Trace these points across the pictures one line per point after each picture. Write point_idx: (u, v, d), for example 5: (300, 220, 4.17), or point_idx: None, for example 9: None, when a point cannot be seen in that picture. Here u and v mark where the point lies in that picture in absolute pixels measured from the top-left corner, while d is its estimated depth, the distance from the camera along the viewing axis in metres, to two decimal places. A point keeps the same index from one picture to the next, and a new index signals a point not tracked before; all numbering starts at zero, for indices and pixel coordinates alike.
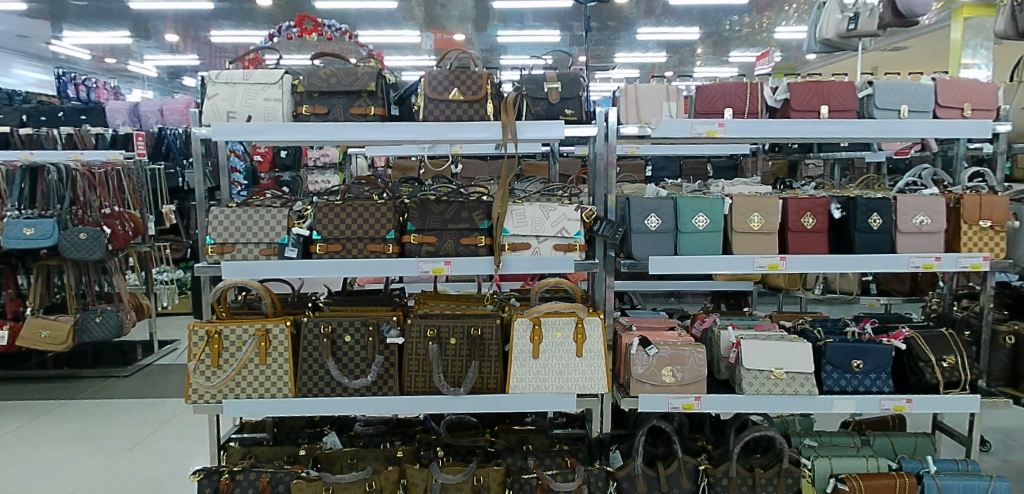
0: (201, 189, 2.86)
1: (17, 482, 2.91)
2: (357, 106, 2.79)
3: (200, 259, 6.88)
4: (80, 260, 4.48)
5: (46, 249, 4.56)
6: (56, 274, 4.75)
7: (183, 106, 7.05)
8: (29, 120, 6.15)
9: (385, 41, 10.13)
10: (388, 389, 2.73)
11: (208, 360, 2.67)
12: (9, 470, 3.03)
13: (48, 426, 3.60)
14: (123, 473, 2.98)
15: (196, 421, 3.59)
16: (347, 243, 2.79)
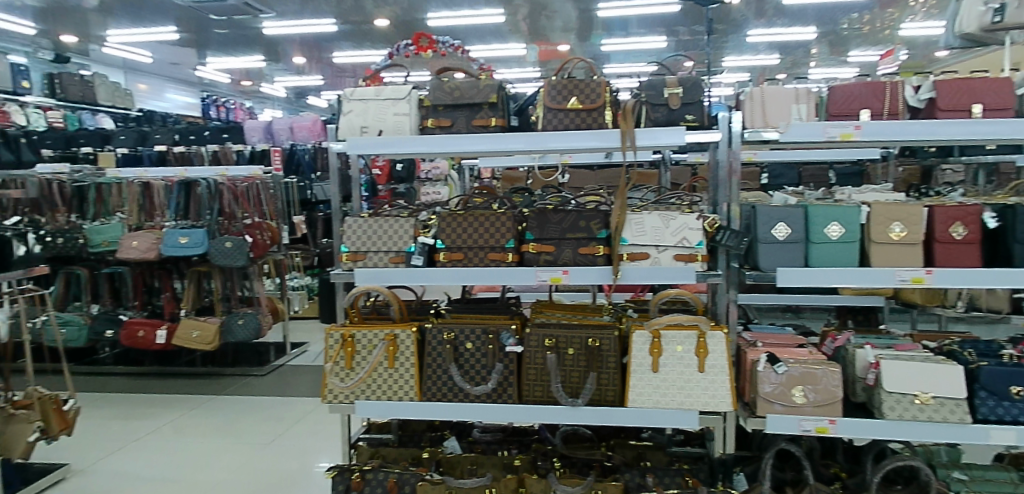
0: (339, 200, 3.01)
1: (171, 469, 3.13)
2: (478, 118, 2.86)
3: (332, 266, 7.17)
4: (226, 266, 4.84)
5: (198, 257, 4.97)
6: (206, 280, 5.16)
7: (311, 124, 7.27)
8: (181, 139, 6.84)
9: (490, 55, 10.38)
10: (508, 397, 2.74)
11: (342, 362, 2.79)
12: (166, 458, 3.28)
13: (198, 419, 3.91)
14: (263, 466, 3.15)
15: (328, 420, 3.75)
16: (469, 252, 2.85)
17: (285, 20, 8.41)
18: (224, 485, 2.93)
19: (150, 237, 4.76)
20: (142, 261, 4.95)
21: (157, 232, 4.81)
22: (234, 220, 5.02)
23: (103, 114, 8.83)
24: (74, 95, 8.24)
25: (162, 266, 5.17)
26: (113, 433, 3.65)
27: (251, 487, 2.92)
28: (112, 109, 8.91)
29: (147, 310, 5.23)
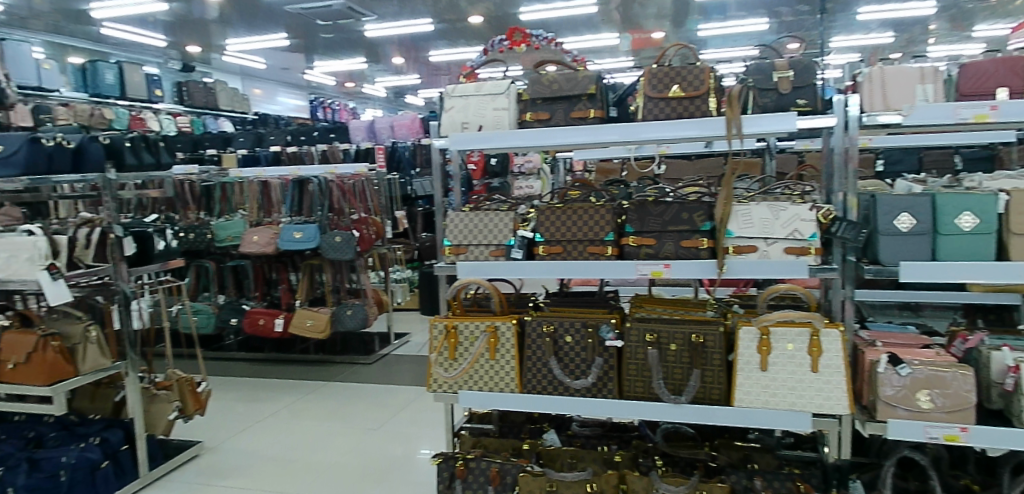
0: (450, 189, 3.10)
1: (289, 447, 3.34)
2: (576, 110, 2.82)
3: (431, 260, 7.33)
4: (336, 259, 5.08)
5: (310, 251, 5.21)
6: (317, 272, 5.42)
7: (409, 122, 7.56)
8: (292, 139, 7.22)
9: (581, 47, 10.29)
10: (608, 392, 2.71)
11: (446, 353, 2.87)
12: (285, 436, 3.50)
13: (311, 402, 4.14)
14: (371, 449, 3.29)
15: (429, 407, 3.86)
16: (568, 245, 2.83)
17: (384, 22, 8.64)
18: (336, 465, 3.08)
19: (268, 232, 5.09)
20: (262, 255, 5.22)
21: (274, 229, 5.13)
22: (343, 215, 5.22)
23: (223, 121, 9.42)
24: (199, 101, 9.08)
25: (280, 259, 5.48)
26: (237, 413, 3.92)
27: (360, 468, 3.05)
28: (231, 114, 9.59)
29: (267, 301, 5.58)
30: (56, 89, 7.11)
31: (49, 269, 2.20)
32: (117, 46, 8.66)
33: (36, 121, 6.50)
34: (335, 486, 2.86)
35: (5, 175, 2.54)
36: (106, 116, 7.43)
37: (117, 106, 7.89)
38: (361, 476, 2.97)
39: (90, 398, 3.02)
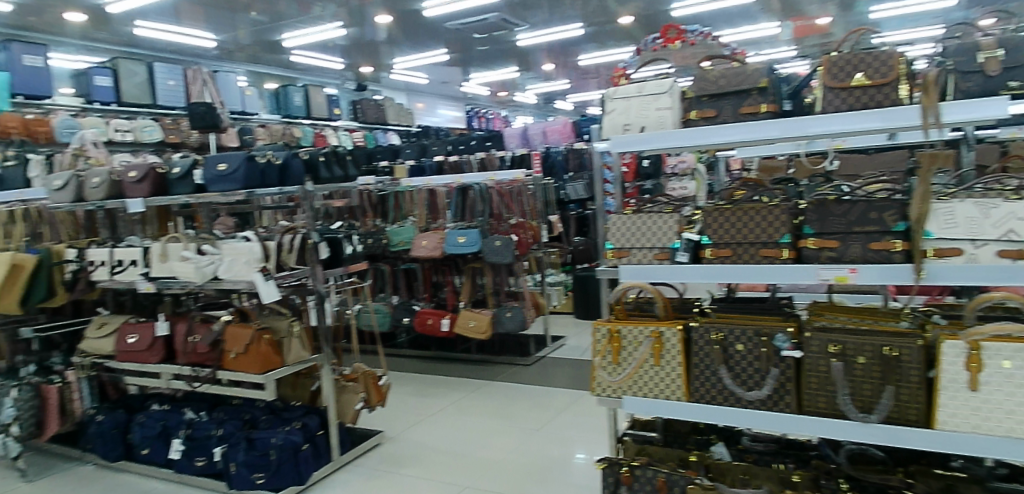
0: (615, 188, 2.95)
1: (455, 440, 3.46)
2: (747, 105, 2.66)
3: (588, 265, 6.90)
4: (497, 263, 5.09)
5: (472, 255, 5.26)
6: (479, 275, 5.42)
7: (561, 126, 7.32)
8: (454, 148, 7.01)
9: (735, 39, 9.74)
10: (786, 406, 2.48)
11: (609, 357, 2.80)
12: (451, 429, 3.65)
13: (472, 399, 4.26)
14: (533, 447, 3.31)
15: (589, 410, 3.79)
16: (738, 248, 2.62)
17: (534, 30, 8.66)
18: (500, 462, 3.14)
19: (434, 237, 5.18)
20: (429, 261, 5.43)
21: (441, 234, 5.20)
22: (503, 221, 5.39)
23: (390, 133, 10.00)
24: (370, 117, 9.88)
25: (445, 260, 5.52)
26: (408, 400, 4.17)
27: (523, 466, 3.09)
28: (398, 127, 10.31)
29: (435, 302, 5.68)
30: (257, 112, 8.09)
31: (261, 272, 2.46)
32: (303, 72, 9.63)
33: (242, 141, 7.43)
34: (500, 483, 2.91)
35: (220, 190, 2.68)
36: (296, 134, 8.22)
37: (304, 125, 8.83)
38: (522, 473, 3.00)
39: (290, 386, 3.25)
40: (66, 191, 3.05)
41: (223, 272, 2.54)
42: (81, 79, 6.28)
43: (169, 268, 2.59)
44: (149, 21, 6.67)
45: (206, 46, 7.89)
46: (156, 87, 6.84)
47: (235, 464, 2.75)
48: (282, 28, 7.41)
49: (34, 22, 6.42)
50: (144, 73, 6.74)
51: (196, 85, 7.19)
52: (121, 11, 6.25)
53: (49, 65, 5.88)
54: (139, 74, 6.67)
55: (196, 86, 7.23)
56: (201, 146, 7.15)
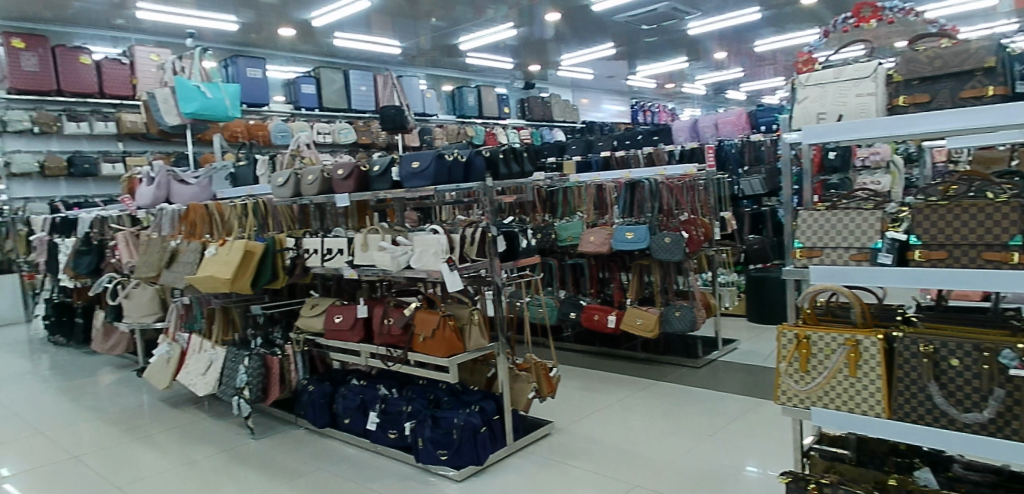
0: (807, 180, 2.66)
1: (591, 439, 2.93)
2: (968, 89, 1.79)
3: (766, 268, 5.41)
4: (665, 262, 3.94)
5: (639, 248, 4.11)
6: (648, 272, 4.19)
7: (736, 117, 5.96)
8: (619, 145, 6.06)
9: (947, 14, 8.24)
10: (1013, 437, 1.52)
11: (795, 365, 1.88)
12: (591, 422, 3.16)
13: (608, 395, 3.59)
14: (693, 458, 2.71)
15: (768, 421, 3.04)
16: (960, 249, 1.64)
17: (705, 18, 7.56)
18: (647, 467, 2.64)
19: None
20: (593, 255, 4.29)
21: (610, 228, 4.11)
22: (672, 218, 4.05)
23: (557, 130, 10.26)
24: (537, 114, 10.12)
25: (613, 254, 4.32)
26: (576, 383, 3.82)
27: (674, 477, 2.53)
28: (563, 124, 10.50)
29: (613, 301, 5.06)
30: (435, 113, 8.69)
31: (447, 263, 2.55)
32: (477, 73, 10.09)
33: (422, 141, 7.90)
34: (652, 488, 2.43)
35: (415, 187, 2.77)
36: (467, 133, 8.50)
37: (476, 124, 9.28)
38: (667, 484, 2.47)
39: (469, 371, 2.98)
40: (286, 187, 3.04)
41: (414, 262, 2.65)
42: (291, 88, 7.14)
43: (369, 257, 2.72)
44: (347, 32, 7.40)
45: (392, 53, 8.58)
46: (350, 93, 7.54)
47: (421, 439, 2.53)
48: (459, 33, 7.83)
49: (255, 39, 7.47)
50: (341, 81, 7.47)
51: (384, 90, 7.78)
52: (323, 24, 6.99)
53: (265, 76, 6.79)
54: (336, 82, 7.40)
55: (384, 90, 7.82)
56: (387, 146, 7.73)
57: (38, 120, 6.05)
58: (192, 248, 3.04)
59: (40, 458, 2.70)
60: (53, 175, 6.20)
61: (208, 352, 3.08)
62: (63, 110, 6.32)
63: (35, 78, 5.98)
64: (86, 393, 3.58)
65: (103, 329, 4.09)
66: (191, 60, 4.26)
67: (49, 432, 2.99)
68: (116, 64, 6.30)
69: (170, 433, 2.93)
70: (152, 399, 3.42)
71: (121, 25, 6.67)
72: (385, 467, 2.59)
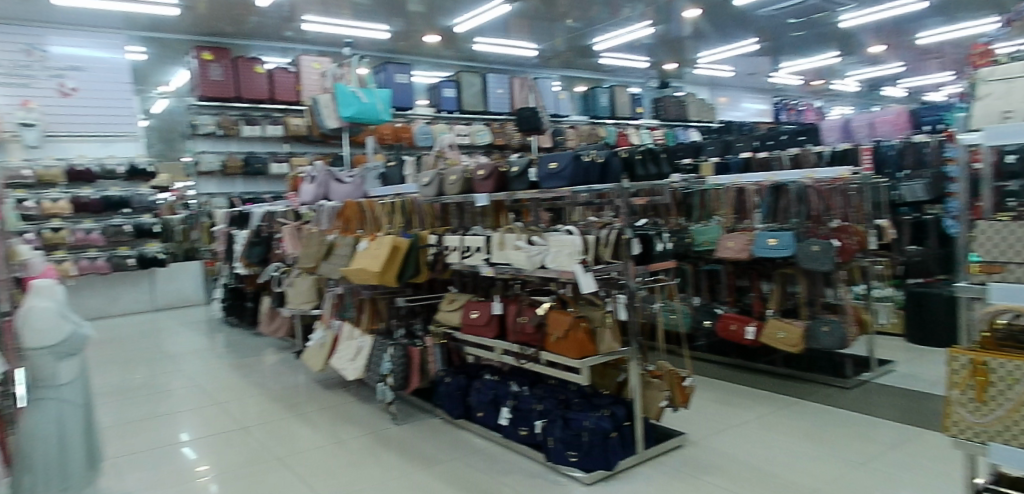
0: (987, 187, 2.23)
1: (725, 458, 2.78)
2: None
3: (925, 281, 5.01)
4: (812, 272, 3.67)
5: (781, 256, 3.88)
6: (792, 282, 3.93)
7: (896, 116, 5.52)
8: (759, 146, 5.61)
9: None
10: None
11: (969, 394, 1.64)
12: (725, 439, 3.00)
13: (742, 411, 3.39)
14: (841, 488, 2.47)
15: (934, 457, 2.71)
16: None
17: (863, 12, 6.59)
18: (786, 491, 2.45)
19: None
20: (730, 261, 4.11)
21: (751, 234, 3.91)
22: (822, 225, 3.85)
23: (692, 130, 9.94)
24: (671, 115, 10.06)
25: (752, 262, 4.10)
26: (710, 396, 3.66)
27: None
28: (699, 123, 10.04)
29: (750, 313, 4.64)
30: (568, 114, 8.76)
31: (581, 264, 2.53)
32: (611, 73, 10.03)
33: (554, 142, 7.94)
34: None
35: (551, 187, 2.79)
36: (600, 134, 8.34)
37: (609, 125, 9.21)
38: None
39: (599, 375, 2.96)
40: (430, 187, 3.19)
41: (549, 262, 2.65)
42: (434, 92, 7.54)
43: (505, 256, 2.78)
44: (486, 36, 7.66)
45: (528, 55, 8.76)
46: (488, 96, 7.79)
47: (551, 439, 2.55)
48: (594, 33, 7.81)
49: (403, 46, 7.94)
50: (480, 84, 7.73)
51: (519, 91, 7.96)
52: (464, 30, 7.29)
53: (411, 81, 7.22)
54: (475, 85, 7.68)
55: (520, 92, 8.01)
56: (521, 148, 7.86)
57: (221, 124, 6.83)
58: (346, 242, 3.28)
59: (214, 427, 3.04)
60: (231, 173, 6.96)
61: (357, 339, 3.31)
62: (241, 115, 7.09)
63: (221, 85, 6.71)
64: (254, 370, 3.99)
65: (268, 313, 4.53)
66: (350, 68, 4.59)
67: (223, 403, 3.36)
68: (285, 73, 7.00)
69: (323, 412, 3.19)
70: (307, 380, 3.74)
71: (289, 37, 7.38)
72: (515, 462, 2.64)
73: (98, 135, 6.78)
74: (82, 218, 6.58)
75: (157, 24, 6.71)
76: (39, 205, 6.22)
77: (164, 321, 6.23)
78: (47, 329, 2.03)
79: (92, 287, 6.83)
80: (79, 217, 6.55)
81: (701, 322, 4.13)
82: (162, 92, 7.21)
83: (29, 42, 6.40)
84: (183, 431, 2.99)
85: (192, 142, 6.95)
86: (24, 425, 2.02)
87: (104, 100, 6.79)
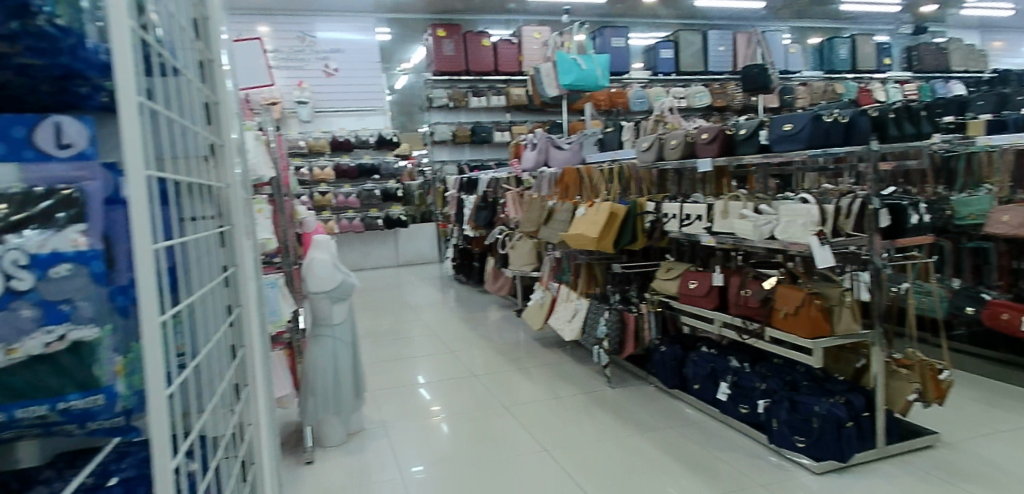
0: None
1: (989, 466, 2.37)
2: None
3: None
4: None
5: None
6: None
7: None
8: None
9: None
10: None
11: None
12: (990, 444, 2.56)
13: (1014, 415, 2.85)
14: None
15: None
16: None
17: None
18: None
19: None
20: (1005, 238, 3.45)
21: None
22: None
23: (956, 81, 8.02)
24: (929, 66, 8.15)
25: None
26: (969, 394, 3.14)
27: None
28: (966, 74, 8.29)
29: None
30: (798, 70, 7.96)
31: (817, 236, 2.27)
32: (853, 20, 8.91)
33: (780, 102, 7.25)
34: None
35: (785, 150, 2.54)
36: (837, 90, 7.33)
37: (847, 80, 8.19)
38: None
39: (831, 358, 2.69)
40: (649, 151, 3.12)
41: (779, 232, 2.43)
42: (650, 53, 7.32)
43: (729, 225, 2.62)
44: None
45: (755, 8, 8.16)
46: (708, 55, 7.44)
47: (776, 420, 2.39)
48: None
49: (620, 9, 7.87)
50: (700, 43, 7.39)
51: (744, 48, 7.46)
52: None
53: (628, 44, 7.15)
54: (695, 44, 7.36)
55: (743, 48, 7.50)
56: (743, 109, 7.32)
57: (452, 96, 7.37)
58: (565, 208, 3.42)
59: (446, 373, 3.37)
60: (461, 142, 7.51)
61: (574, 302, 3.44)
62: (469, 87, 7.61)
63: (452, 60, 7.25)
64: (481, 324, 4.36)
65: (493, 273, 4.90)
66: (570, 36, 4.67)
67: (454, 352, 3.73)
68: (508, 44, 7.39)
69: (541, 369, 3.37)
70: (527, 337, 3.98)
71: (511, 9, 7.83)
72: (734, 439, 2.55)
73: (355, 110, 7.68)
74: (343, 183, 7.70)
75: (400, 5, 7.54)
76: (311, 172, 7.30)
77: (405, 276, 7.04)
78: (326, 278, 2.36)
79: (350, 244, 7.95)
80: (341, 182, 7.63)
81: (961, 308, 3.54)
82: (404, 69, 8.78)
83: (302, 30, 7.53)
84: (420, 374, 3.38)
85: (428, 114, 7.55)
86: (312, 354, 2.45)
87: (359, 77, 7.65)
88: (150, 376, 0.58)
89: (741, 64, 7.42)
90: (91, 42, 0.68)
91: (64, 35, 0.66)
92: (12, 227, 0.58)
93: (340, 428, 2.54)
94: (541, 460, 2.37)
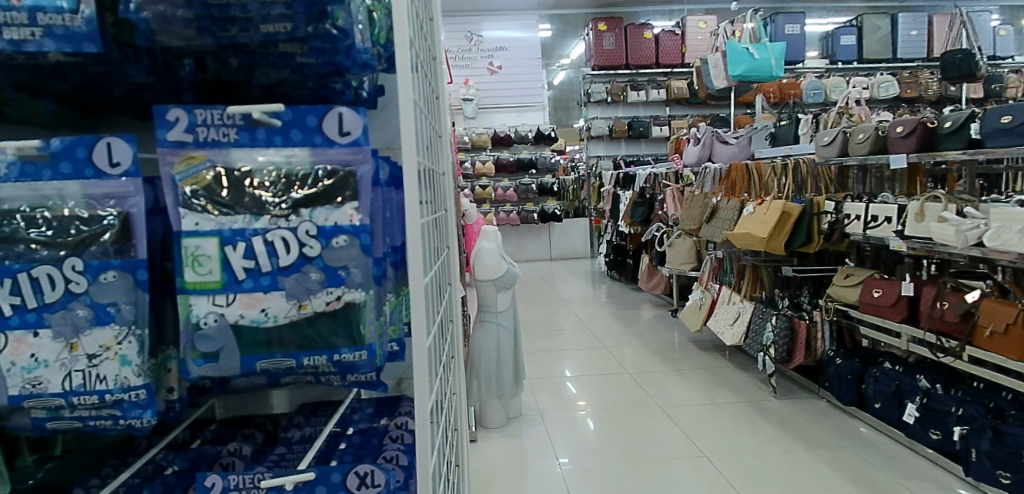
0: None
1: None
2: None
3: None
4: None
5: None
6: None
7: None
8: None
9: None
10: None
11: None
12: None
13: None
14: None
15: None
16: None
17: None
18: None
19: None
20: None
21: None
22: None
23: None
24: None
25: None
26: None
27: None
28: None
29: None
30: (1011, 55, 6.96)
31: None
32: None
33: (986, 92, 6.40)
34: None
35: (1000, 144, 2.21)
36: None
37: None
38: None
39: None
40: (832, 146, 2.89)
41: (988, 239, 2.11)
42: (829, 40, 6.76)
43: (926, 228, 2.33)
44: None
45: None
46: (897, 40, 6.75)
47: (975, 451, 2.08)
48: None
49: None
50: (888, 27, 6.72)
51: (942, 30, 6.70)
52: None
53: (804, 31, 6.64)
54: (882, 29, 6.70)
55: (941, 31, 6.73)
56: (938, 99, 6.56)
57: (612, 91, 7.32)
58: (730, 206, 3.30)
59: (597, 368, 3.39)
60: (618, 137, 7.48)
61: (737, 305, 3.32)
62: (628, 82, 7.52)
63: (613, 54, 7.22)
64: (634, 322, 4.31)
65: (648, 270, 4.82)
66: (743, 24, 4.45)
67: (608, 347, 3.73)
68: (671, 35, 7.20)
69: (698, 372, 3.27)
70: (683, 339, 3.87)
71: None
72: (922, 469, 2.29)
73: (514, 106, 7.76)
74: (502, 177, 8.00)
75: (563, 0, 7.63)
76: (473, 166, 7.66)
77: (558, 269, 7.17)
78: (493, 266, 2.47)
79: (506, 237, 8.29)
80: (500, 177, 7.99)
81: None
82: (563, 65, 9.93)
83: (469, 30, 7.67)
84: (570, 367, 3.41)
85: (586, 109, 7.61)
86: (478, 340, 2.58)
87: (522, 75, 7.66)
88: (416, 331, 0.66)
89: (937, 48, 6.73)
90: (358, 43, 0.75)
91: (342, 36, 0.72)
92: (304, 201, 0.66)
93: (501, 411, 2.66)
94: (699, 465, 2.30)
